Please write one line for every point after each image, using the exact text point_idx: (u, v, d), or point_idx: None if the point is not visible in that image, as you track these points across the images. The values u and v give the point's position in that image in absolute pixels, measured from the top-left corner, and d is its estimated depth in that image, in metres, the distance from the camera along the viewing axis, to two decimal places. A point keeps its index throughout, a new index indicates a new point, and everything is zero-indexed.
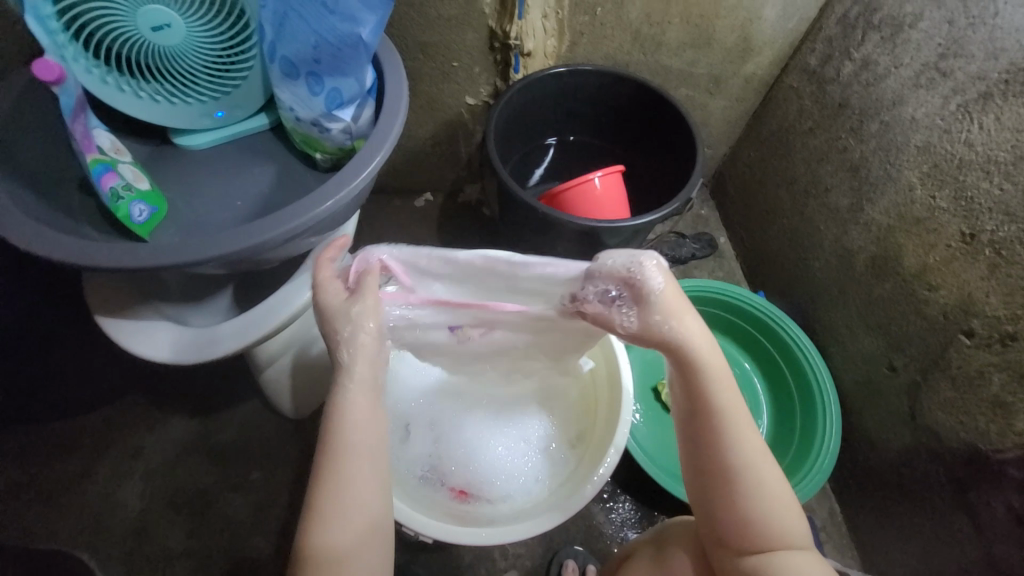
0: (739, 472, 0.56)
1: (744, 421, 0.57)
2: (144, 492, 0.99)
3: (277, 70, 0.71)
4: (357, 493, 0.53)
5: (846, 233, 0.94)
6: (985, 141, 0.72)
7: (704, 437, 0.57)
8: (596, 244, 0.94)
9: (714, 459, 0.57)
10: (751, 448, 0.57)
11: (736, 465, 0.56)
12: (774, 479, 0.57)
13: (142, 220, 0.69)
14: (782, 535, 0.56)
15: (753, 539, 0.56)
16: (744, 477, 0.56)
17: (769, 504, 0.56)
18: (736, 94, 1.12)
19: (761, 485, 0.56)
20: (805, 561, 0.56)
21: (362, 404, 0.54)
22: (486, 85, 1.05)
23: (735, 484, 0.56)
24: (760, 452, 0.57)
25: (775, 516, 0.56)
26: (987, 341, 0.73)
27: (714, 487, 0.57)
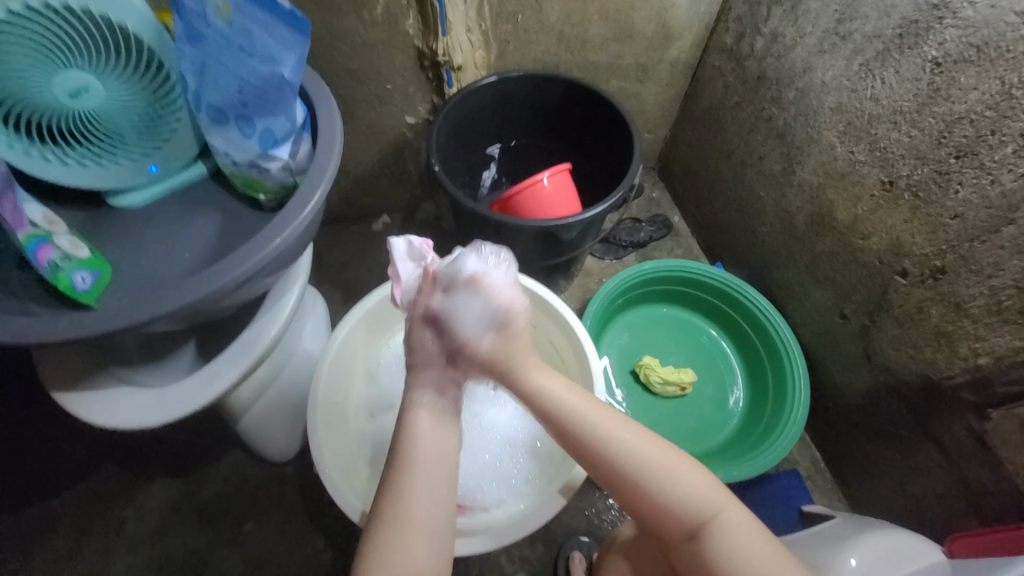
0: (635, 474, 0.59)
1: (618, 426, 0.61)
2: (132, 564, 0.95)
3: (205, 117, 0.70)
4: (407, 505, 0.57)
5: (784, 196, 0.99)
6: (889, 94, 0.78)
7: (591, 459, 0.61)
8: (554, 241, 0.96)
9: (611, 474, 0.60)
10: (634, 447, 0.59)
11: (628, 469, 0.59)
12: (674, 461, 0.59)
13: (88, 287, 0.68)
14: (699, 514, 0.58)
15: (678, 526, 0.58)
16: (639, 477, 0.58)
17: (675, 488, 0.58)
18: (665, 79, 1.17)
19: (656, 476, 0.58)
20: (736, 530, 0.57)
21: (429, 420, 0.62)
22: (424, 102, 1.07)
23: (635, 485, 0.59)
24: (643, 447, 0.60)
25: (685, 498, 0.58)
26: (921, 278, 0.78)
27: (624, 495, 0.60)
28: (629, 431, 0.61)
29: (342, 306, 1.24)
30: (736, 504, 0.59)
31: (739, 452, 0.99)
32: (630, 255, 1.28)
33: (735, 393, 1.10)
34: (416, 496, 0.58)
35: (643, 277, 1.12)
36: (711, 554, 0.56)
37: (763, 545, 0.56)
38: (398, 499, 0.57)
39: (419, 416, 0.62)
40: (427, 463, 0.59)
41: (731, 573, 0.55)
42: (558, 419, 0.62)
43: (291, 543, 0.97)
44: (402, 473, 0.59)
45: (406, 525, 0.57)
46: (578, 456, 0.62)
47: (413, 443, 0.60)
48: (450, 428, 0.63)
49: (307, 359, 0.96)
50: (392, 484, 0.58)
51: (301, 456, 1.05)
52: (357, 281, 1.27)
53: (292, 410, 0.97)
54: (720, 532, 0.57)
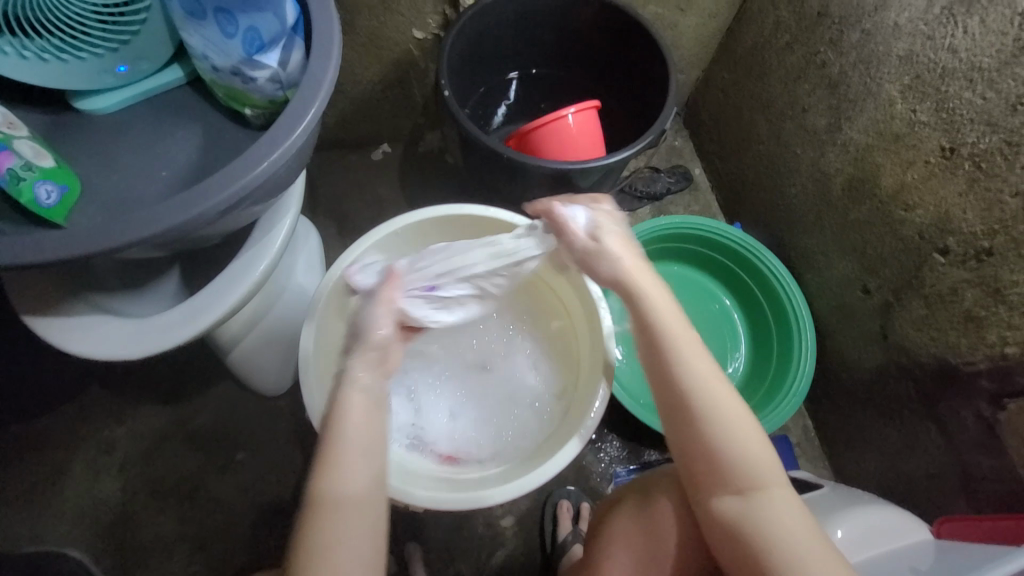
0: (706, 414, 0.58)
1: (708, 363, 0.60)
2: (125, 483, 0.96)
3: (179, 9, 0.60)
4: (336, 475, 0.52)
5: (823, 155, 0.91)
6: (969, 46, 0.68)
7: (671, 390, 0.60)
8: (569, 187, 0.88)
9: (686, 410, 0.59)
10: (718, 391, 0.59)
11: (702, 409, 0.58)
12: (746, 420, 0.59)
13: (53, 202, 0.61)
14: (756, 474, 0.57)
15: (722, 481, 0.58)
16: (708, 418, 0.58)
17: (743, 444, 0.58)
18: (708, 8, 1.03)
19: (728, 424, 0.58)
20: (786, 497, 0.57)
21: (360, 391, 0.56)
22: (434, 15, 0.94)
23: (700, 425, 0.58)
24: (729, 396, 0.59)
25: (749, 456, 0.57)
26: (962, 258, 0.73)
27: (687, 436, 0.59)
28: (714, 373, 0.60)
29: (336, 240, 1.18)
30: (783, 476, 0.58)
31: None
32: (645, 208, 1.20)
33: (737, 360, 1.07)
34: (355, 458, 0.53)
35: (659, 232, 1.06)
36: (750, 516, 0.56)
37: (804, 521, 0.56)
38: (337, 458, 0.53)
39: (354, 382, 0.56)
40: (357, 434, 0.54)
41: (773, 535, 0.55)
42: (661, 346, 0.60)
43: (283, 473, 0.98)
44: (334, 435, 0.54)
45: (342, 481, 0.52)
46: (654, 383, 0.61)
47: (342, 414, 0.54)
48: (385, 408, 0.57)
49: (298, 295, 0.91)
50: (325, 441, 0.54)
51: (293, 391, 1.03)
52: (353, 214, 1.19)
53: (283, 346, 0.93)
54: (767, 495, 0.56)
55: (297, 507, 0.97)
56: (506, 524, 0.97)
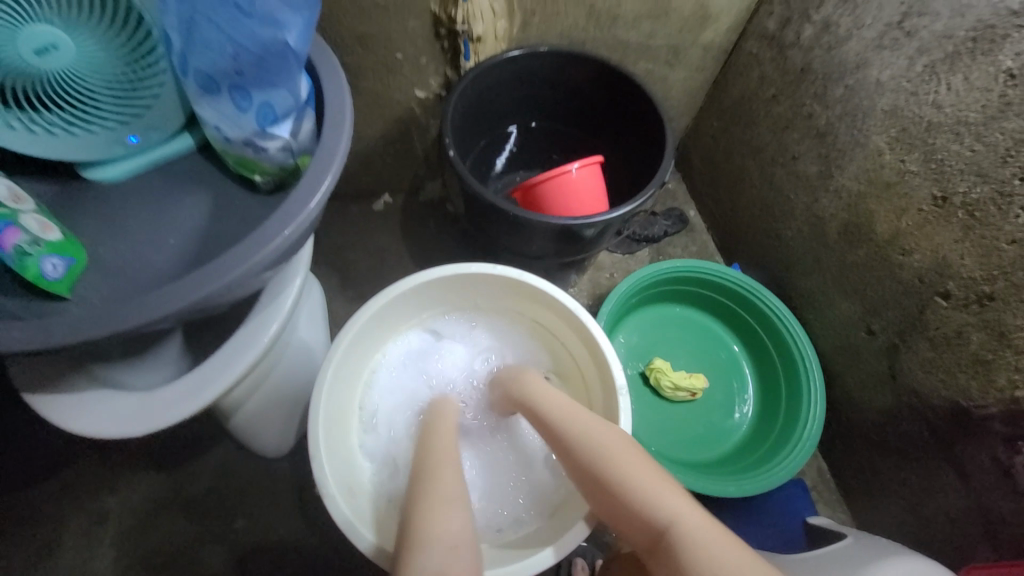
0: (601, 469, 0.60)
1: (587, 423, 0.64)
2: (114, 559, 0.91)
3: (194, 85, 0.61)
4: (428, 512, 0.56)
5: (816, 201, 0.94)
6: (953, 102, 0.72)
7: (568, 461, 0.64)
8: (572, 238, 0.90)
9: (586, 472, 0.61)
10: (602, 442, 0.62)
11: (597, 465, 0.60)
12: (637, 465, 0.59)
13: (59, 275, 0.60)
14: (660, 516, 0.55)
15: (642, 534, 0.56)
16: (604, 473, 0.59)
17: (637, 488, 0.57)
18: (696, 63, 1.08)
19: (622, 474, 0.59)
20: (699, 532, 0.53)
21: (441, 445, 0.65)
22: (436, 75, 0.97)
23: (600, 481, 0.60)
24: (613, 443, 0.61)
25: (652, 494, 0.56)
26: (963, 302, 0.74)
27: (598, 496, 0.60)
28: (596, 429, 0.63)
29: (338, 291, 1.17)
30: (700, 514, 0.55)
31: (748, 465, 0.97)
32: (644, 250, 1.22)
33: (746, 403, 1.07)
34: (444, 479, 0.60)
35: (661, 277, 1.07)
36: (677, 569, 0.52)
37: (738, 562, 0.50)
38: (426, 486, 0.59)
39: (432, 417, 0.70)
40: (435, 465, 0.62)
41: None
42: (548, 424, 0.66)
43: (283, 540, 0.94)
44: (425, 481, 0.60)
45: (439, 506, 0.56)
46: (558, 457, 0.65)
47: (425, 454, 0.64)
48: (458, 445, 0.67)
49: (302, 353, 0.89)
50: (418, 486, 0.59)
51: (294, 450, 1.00)
52: (355, 264, 1.19)
53: (286, 405, 0.91)
54: (684, 539, 0.53)
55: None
56: None
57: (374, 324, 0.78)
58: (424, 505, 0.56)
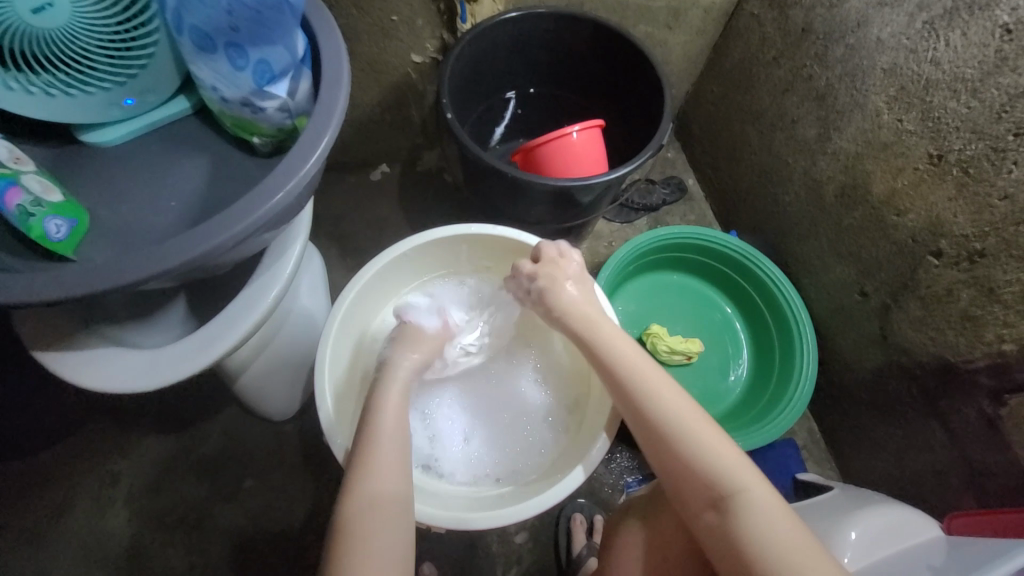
0: (671, 429, 0.62)
1: (670, 386, 0.65)
2: (130, 517, 0.94)
3: (189, 43, 0.61)
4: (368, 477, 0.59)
5: (814, 164, 0.94)
6: (951, 59, 0.71)
7: (635, 409, 0.65)
8: (570, 203, 0.90)
9: (654, 430, 0.63)
10: (682, 409, 0.63)
11: (671, 426, 0.62)
12: (711, 433, 0.62)
13: (62, 236, 0.61)
14: (728, 485, 0.58)
15: (703, 493, 0.59)
16: (676, 431, 0.62)
17: (711, 460, 0.60)
18: (696, 26, 1.06)
19: (695, 438, 0.61)
20: (760, 505, 0.57)
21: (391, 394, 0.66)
22: (432, 39, 0.96)
23: (668, 439, 0.62)
24: (694, 414, 0.63)
25: (722, 466, 0.59)
26: (955, 260, 0.75)
27: (658, 450, 0.63)
28: (678, 394, 0.64)
29: (338, 262, 1.18)
30: (765, 484, 0.59)
31: (742, 424, 1.00)
32: (642, 219, 1.22)
33: (740, 367, 1.09)
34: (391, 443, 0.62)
35: (659, 243, 1.08)
36: (731, 528, 0.57)
37: (791, 532, 0.55)
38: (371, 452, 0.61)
39: (388, 380, 0.68)
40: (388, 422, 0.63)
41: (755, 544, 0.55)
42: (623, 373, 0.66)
43: (292, 498, 0.97)
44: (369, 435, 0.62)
45: (380, 473, 0.59)
46: (624, 407, 0.66)
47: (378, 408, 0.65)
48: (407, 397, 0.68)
49: (305, 319, 0.91)
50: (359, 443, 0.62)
51: (299, 416, 1.03)
52: (354, 235, 1.20)
53: (290, 370, 0.93)
54: (747, 503, 0.57)
55: (308, 534, 0.95)
56: (520, 541, 0.97)
57: (374, 286, 0.79)
58: (361, 470, 0.59)
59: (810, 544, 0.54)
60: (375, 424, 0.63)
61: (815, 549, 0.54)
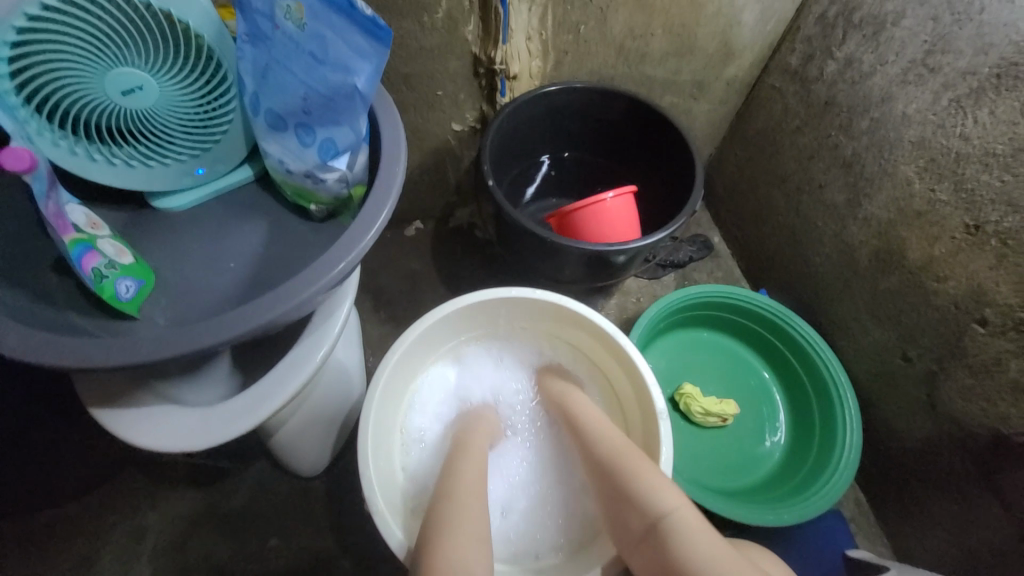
0: (609, 460, 0.70)
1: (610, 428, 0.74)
2: (153, 575, 0.92)
3: (263, 122, 0.67)
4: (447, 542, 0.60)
5: (845, 228, 0.95)
6: (981, 134, 0.74)
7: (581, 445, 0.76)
8: (604, 264, 0.92)
9: (593, 462, 0.72)
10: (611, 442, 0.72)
11: (608, 455, 0.70)
12: (641, 461, 0.68)
13: (130, 295, 0.65)
14: (653, 510, 0.63)
15: (637, 521, 0.64)
16: (612, 462, 0.69)
17: (635, 485, 0.66)
18: (719, 97, 1.12)
19: (629, 467, 0.68)
20: (682, 529, 0.61)
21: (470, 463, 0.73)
22: (472, 110, 1.03)
23: (610, 470, 0.69)
24: (624, 447, 0.70)
25: (649, 489, 0.65)
26: (1002, 329, 0.74)
27: (603, 484, 0.70)
28: (611, 431, 0.73)
29: (371, 314, 1.21)
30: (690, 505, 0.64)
31: (784, 493, 0.95)
32: (669, 275, 1.24)
33: (778, 431, 1.06)
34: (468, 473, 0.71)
35: (689, 302, 1.08)
36: (664, 551, 0.61)
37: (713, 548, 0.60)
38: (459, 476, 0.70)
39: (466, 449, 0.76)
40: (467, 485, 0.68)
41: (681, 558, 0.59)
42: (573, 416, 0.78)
43: (317, 559, 0.94)
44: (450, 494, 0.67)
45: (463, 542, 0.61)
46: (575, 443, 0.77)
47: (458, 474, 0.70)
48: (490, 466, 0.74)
49: (342, 374, 0.92)
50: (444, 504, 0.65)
51: (327, 471, 1.02)
52: (388, 288, 1.24)
53: (323, 425, 0.93)
54: (672, 527, 0.62)
55: None
56: None
57: (418, 349, 0.81)
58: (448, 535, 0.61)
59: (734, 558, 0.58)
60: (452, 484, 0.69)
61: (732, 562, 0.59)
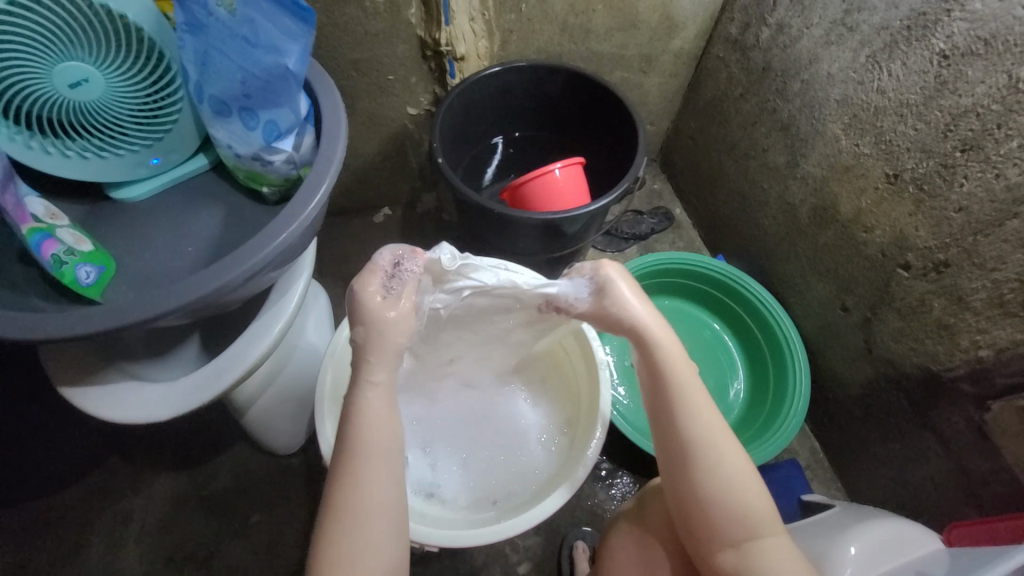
0: (706, 458, 0.61)
1: (715, 419, 0.63)
2: (141, 555, 0.96)
3: (208, 109, 0.69)
4: (345, 530, 0.56)
5: (787, 188, 0.99)
6: (896, 87, 0.77)
7: (668, 423, 0.64)
8: (557, 234, 0.96)
9: (686, 450, 0.62)
10: (714, 432, 0.63)
11: (706, 455, 0.61)
12: (744, 469, 0.62)
13: (91, 281, 0.67)
14: (753, 528, 0.61)
15: (729, 532, 0.61)
16: (710, 459, 0.62)
17: (744, 497, 0.61)
18: (668, 70, 1.16)
19: (732, 476, 0.61)
20: (780, 550, 0.60)
21: (380, 404, 0.59)
22: (426, 93, 1.06)
23: (702, 468, 0.61)
24: (725, 440, 0.63)
25: (750, 508, 0.61)
26: (923, 271, 0.79)
27: (688, 478, 0.62)
28: (717, 425, 0.63)
29: (344, 300, 1.24)
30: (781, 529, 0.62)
31: (740, 444, 1.00)
32: (632, 247, 1.27)
33: (736, 388, 1.10)
34: (368, 481, 0.57)
35: (646, 270, 1.12)
36: (750, 567, 0.60)
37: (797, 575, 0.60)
38: (356, 482, 0.57)
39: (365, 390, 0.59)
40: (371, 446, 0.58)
41: None
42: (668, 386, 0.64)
43: (298, 532, 0.99)
44: (352, 462, 0.57)
45: (358, 519, 0.56)
46: (657, 420, 0.65)
47: (359, 430, 0.58)
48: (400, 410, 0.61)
49: (310, 352, 0.96)
50: (343, 474, 0.57)
51: (305, 450, 1.06)
52: (359, 273, 1.27)
53: (296, 404, 0.97)
54: (761, 548, 0.61)
55: None
56: (524, 571, 0.97)
57: None
58: (341, 519, 0.56)
59: None
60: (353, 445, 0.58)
61: None
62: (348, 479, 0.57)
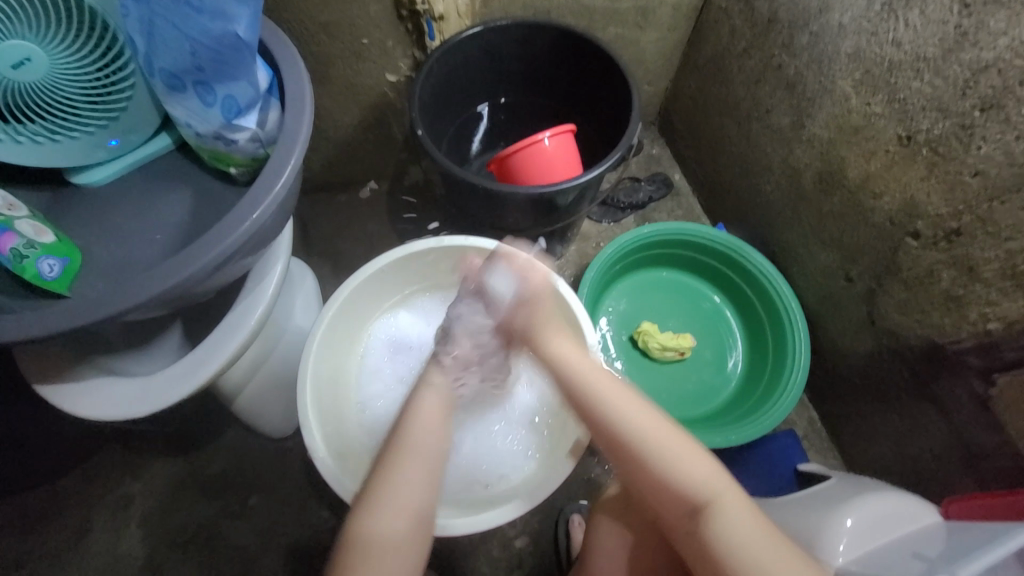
0: (628, 436, 0.64)
1: (629, 400, 0.66)
2: (143, 538, 0.98)
3: (161, 85, 0.63)
4: (373, 511, 0.58)
5: (791, 152, 0.93)
6: (912, 38, 0.70)
7: (592, 421, 0.67)
8: (548, 208, 0.91)
9: (613, 439, 0.65)
10: (634, 412, 0.65)
11: (624, 436, 0.64)
12: (670, 437, 0.63)
13: (56, 274, 0.64)
14: (699, 495, 0.60)
15: (677, 505, 0.61)
16: (629, 438, 0.64)
17: (680, 469, 0.61)
18: (666, 24, 1.07)
19: (657, 446, 0.62)
20: (735, 517, 0.58)
21: (431, 409, 0.66)
22: (405, 58, 0.98)
23: (629, 449, 0.63)
24: (640, 417, 0.64)
25: (688, 474, 0.61)
26: (933, 240, 0.74)
27: (622, 460, 0.65)
28: (633, 404, 0.65)
29: (332, 280, 1.21)
30: (734, 492, 0.60)
31: (737, 417, 0.99)
32: (629, 217, 1.22)
33: (734, 360, 1.08)
34: (409, 484, 0.60)
35: (643, 241, 1.08)
36: (706, 536, 0.58)
37: (757, 532, 0.57)
38: (393, 481, 0.60)
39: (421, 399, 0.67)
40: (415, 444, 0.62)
41: (723, 550, 0.57)
42: (581, 387, 0.68)
43: (296, 512, 0.99)
44: (395, 455, 0.62)
45: (389, 502, 0.58)
46: (585, 419, 0.68)
47: (409, 428, 0.64)
48: (449, 415, 0.67)
49: (296, 337, 0.94)
50: (381, 467, 0.61)
51: (301, 432, 1.05)
52: (346, 252, 1.23)
53: (286, 389, 0.96)
54: (716, 515, 0.59)
55: (312, 549, 0.97)
56: (521, 545, 0.98)
57: (356, 304, 0.84)
58: (368, 503, 0.59)
59: (778, 543, 0.56)
60: (401, 438, 0.63)
61: (787, 555, 0.56)
62: (387, 468, 0.61)
